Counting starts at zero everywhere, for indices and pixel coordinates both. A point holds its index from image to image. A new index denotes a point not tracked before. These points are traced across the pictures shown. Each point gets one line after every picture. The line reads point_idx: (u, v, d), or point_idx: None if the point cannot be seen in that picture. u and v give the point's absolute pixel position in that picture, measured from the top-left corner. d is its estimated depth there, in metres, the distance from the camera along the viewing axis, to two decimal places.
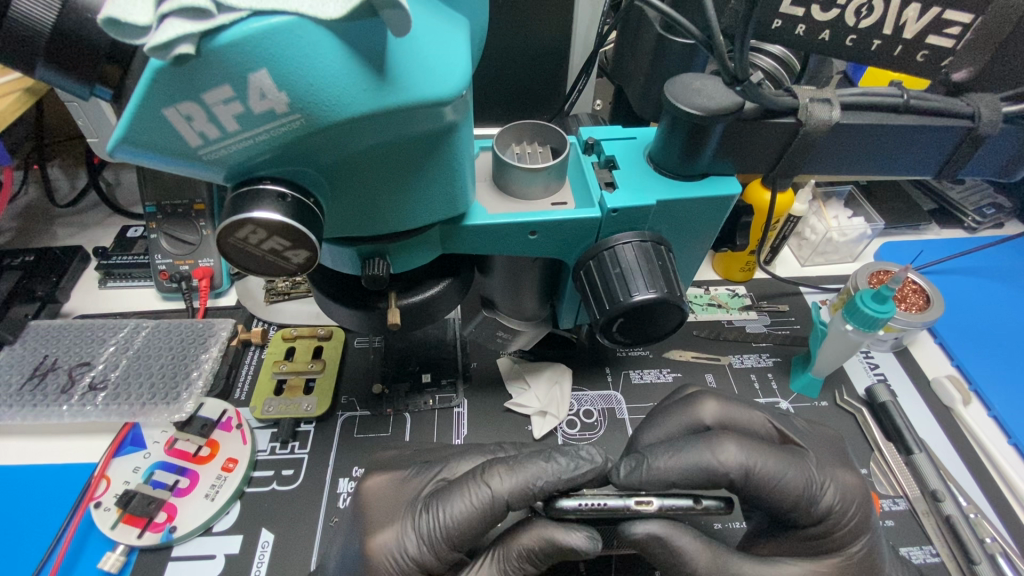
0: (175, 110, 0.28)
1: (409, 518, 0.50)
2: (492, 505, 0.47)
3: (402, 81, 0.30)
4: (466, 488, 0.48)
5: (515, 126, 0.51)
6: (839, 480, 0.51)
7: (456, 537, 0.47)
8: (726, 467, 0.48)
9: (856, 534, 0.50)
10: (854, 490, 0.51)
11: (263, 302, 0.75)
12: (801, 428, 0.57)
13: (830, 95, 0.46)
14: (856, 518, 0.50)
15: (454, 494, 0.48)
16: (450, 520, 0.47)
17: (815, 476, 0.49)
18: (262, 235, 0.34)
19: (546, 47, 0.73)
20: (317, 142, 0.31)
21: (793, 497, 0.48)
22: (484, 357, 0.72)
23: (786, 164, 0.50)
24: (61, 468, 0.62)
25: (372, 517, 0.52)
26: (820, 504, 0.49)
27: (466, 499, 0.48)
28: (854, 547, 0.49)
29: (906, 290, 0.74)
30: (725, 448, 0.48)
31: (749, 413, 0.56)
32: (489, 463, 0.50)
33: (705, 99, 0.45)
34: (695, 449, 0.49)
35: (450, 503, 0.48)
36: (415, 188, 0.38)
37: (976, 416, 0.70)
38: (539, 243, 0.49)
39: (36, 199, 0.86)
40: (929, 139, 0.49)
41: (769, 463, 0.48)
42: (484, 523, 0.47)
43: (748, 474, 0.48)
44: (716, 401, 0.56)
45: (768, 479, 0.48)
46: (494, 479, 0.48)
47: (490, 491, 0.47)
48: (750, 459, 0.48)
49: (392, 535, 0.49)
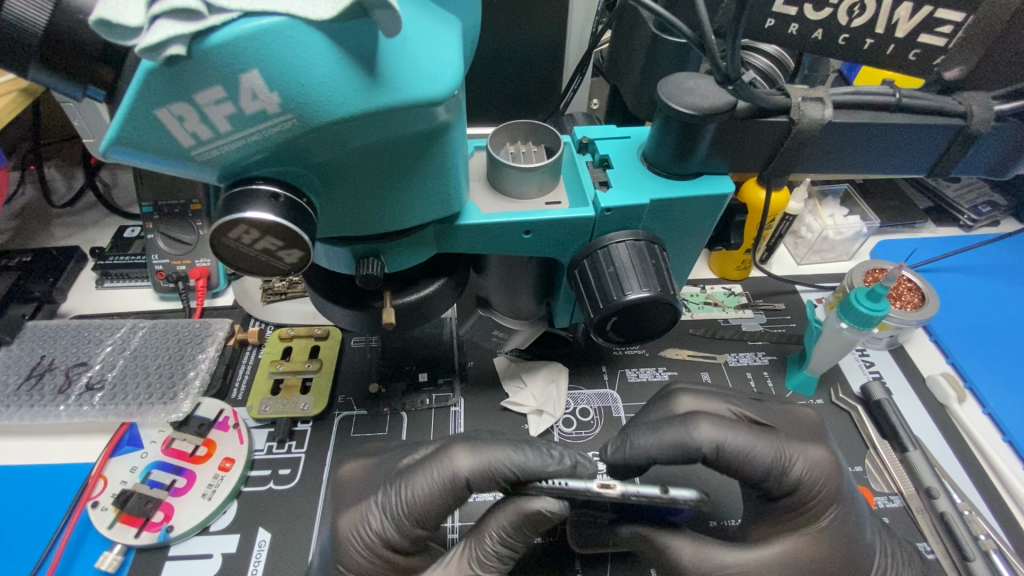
0: (167, 110, 0.29)
1: (374, 499, 0.50)
2: (454, 482, 0.48)
3: (394, 82, 0.30)
4: (429, 465, 0.49)
5: (510, 125, 0.51)
6: (809, 452, 0.50)
7: (420, 514, 0.48)
8: (696, 442, 0.49)
9: (828, 502, 0.49)
10: (822, 465, 0.50)
11: (260, 302, 0.75)
12: (768, 406, 0.57)
13: (822, 94, 0.47)
14: (827, 487, 0.49)
15: (418, 471, 0.49)
16: (413, 496, 0.48)
17: (784, 448, 0.50)
18: (255, 235, 0.34)
19: (542, 46, 0.73)
20: (311, 142, 0.31)
21: (763, 468, 0.49)
22: (481, 356, 0.72)
23: (781, 162, 0.50)
24: (59, 468, 0.62)
25: (346, 496, 0.53)
26: (792, 474, 0.49)
27: (428, 475, 0.48)
28: (824, 519, 0.49)
29: (901, 288, 0.74)
30: (698, 425, 0.49)
31: (720, 400, 0.56)
32: (454, 441, 0.51)
33: (698, 98, 0.45)
34: (670, 427, 0.50)
35: (413, 480, 0.48)
36: (409, 187, 0.38)
37: (971, 413, 0.70)
38: (533, 242, 0.49)
39: (33, 200, 0.86)
40: (922, 137, 0.49)
41: (739, 438, 0.49)
42: (446, 500, 0.48)
43: (719, 450, 0.48)
44: (691, 395, 0.56)
45: (738, 454, 0.48)
46: (457, 455, 0.48)
47: (452, 468, 0.48)
48: (720, 435, 0.49)
49: (356, 516, 0.50)
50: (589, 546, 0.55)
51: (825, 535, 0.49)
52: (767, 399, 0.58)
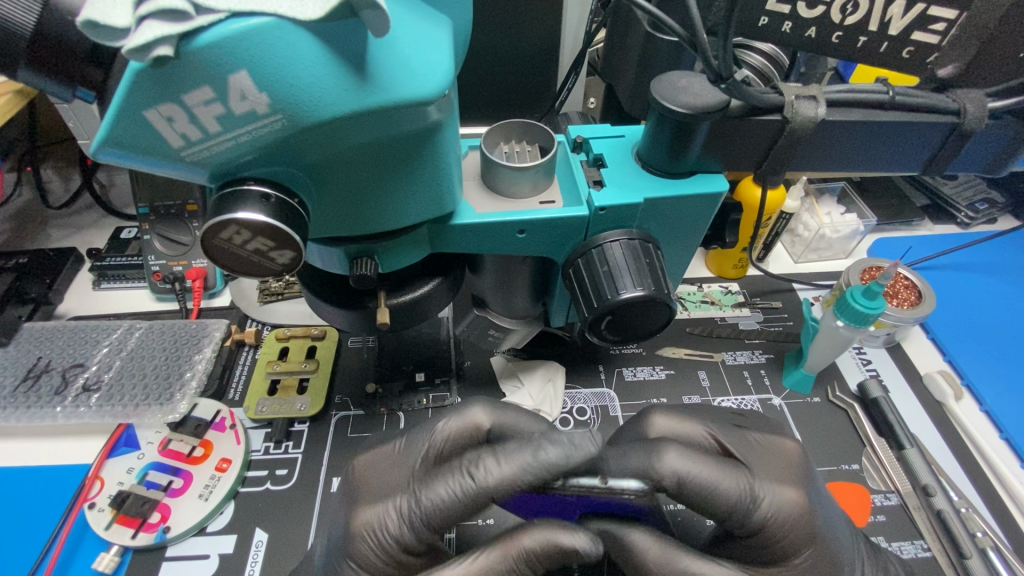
0: (156, 111, 0.28)
1: (394, 500, 0.49)
2: (477, 494, 0.45)
3: (383, 81, 0.30)
4: (451, 475, 0.47)
5: (504, 125, 0.51)
6: (778, 491, 0.49)
7: (439, 520, 0.46)
8: (661, 475, 0.47)
9: (800, 543, 0.49)
10: (792, 509, 0.49)
11: (257, 302, 0.75)
12: (749, 437, 0.54)
13: (815, 92, 0.47)
14: (796, 530, 0.48)
15: (442, 479, 0.47)
16: (433, 506, 0.47)
17: (750, 486, 0.48)
18: (246, 236, 0.34)
19: (538, 45, 0.73)
20: (300, 142, 0.31)
21: (728, 506, 0.48)
22: (478, 356, 0.72)
23: (774, 160, 0.50)
24: (56, 469, 0.62)
25: (365, 494, 0.52)
26: (757, 513, 0.48)
27: (449, 486, 0.47)
28: (796, 559, 0.49)
29: (897, 285, 0.74)
30: (665, 456, 0.48)
31: (695, 423, 0.55)
32: (483, 448, 0.48)
33: (691, 97, 0.46)
34: (636, 454, 0.49)
35: (436, 487, 0.47)
36: (401, 187, 0.38)
37: (968, 411, 0.70)
38: (528, 241, 0.49)
39: (30, 201, 0.86)
40: (916, 135, 0.49)
41: (705, 472, 0.48)
42: (468, 509, 0.46)
43: (683, 482, 0.47)
44: (667, 416, 0.56)
45: (703, 488, 0.47)
46: (485, 464, 0.46)
47: (475, 482, 0.46)
48: (687, 468, 0.48)
49: (375, 515, 0.49)
50: None
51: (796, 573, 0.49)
52: (749, 427, 0.57)
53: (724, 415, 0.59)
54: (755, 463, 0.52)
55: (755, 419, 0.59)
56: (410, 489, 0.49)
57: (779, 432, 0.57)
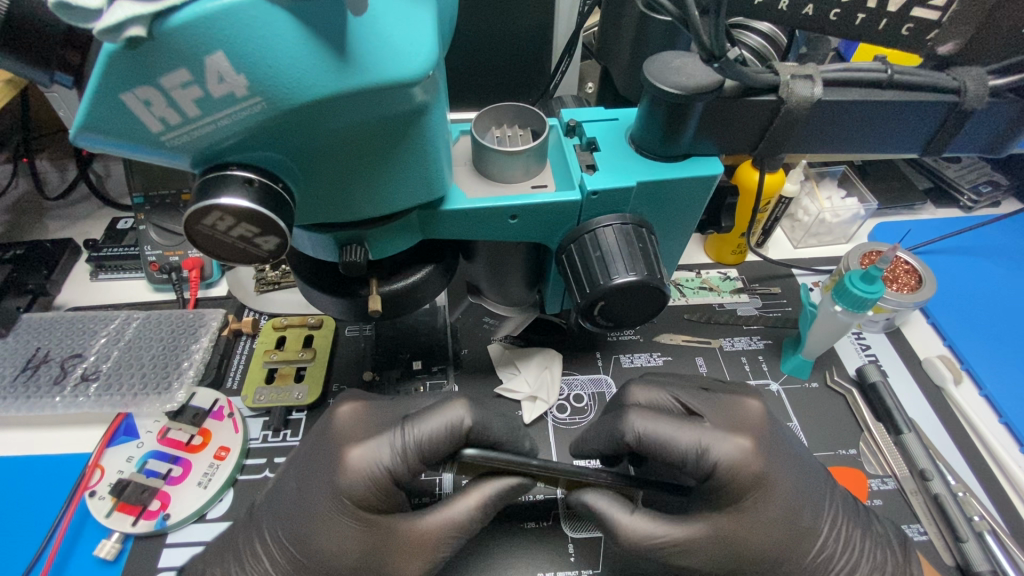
0: (133, 94, 0.28)
1: (381, 437, 0.50)
2: (457, 430, 0.50)
3: (363, 60, 0.29)
4: (437, 413, 0.50)
5: (495, 109, 0.50)
6: (729, 439, 0.49)
7: (427, 455, 0.49)
8: (621, 431, 0.51)
9: (748, 489, 0.48)
10: (743, 455, 0.48)
11: (253, 291, 0.75)
12: (714, 397, 0.54)
13: (811, 71, 0.45)
14: (745, 476, 0.48)
15: (422, 418, 0.50)
16: (421, 439, 0.49)
17: (701, 437, 0.49)
18: (230, 222, 0.34)
19: (532, 29, 0.72)
20: (284, 126, 0.31)
21: (680, 457, 0.49)
22: (475, 344, 0.72)
23: (771, 141, 0.49)
24: (58, 458, 0.63)
25: (347, 434, 0.51)
26: (710, 462, 0.48)
27: (434, 422, 0.50)
28: (747, 501, 0.48)
29: (898, 270, 0.73)
30: (628, 416, 0.51)
31: (662, 388, 0.56)
32: (455, 394, 0.53)
33: (684, 77, 0.44)
34: (607, 420, 0.53)
35: (421, 424, 0.50)
36: (389, 171, 0.38)
37: (968, 395, 0.69)
38: (520, 227, 0.49)
39: (26, 192, 0.86)
40: (917, 114, 0.48)
41: (661, 426, 0.50)
42: (451, 445, 0.50)
43: (641, 439, 0.50)
44: (641, 385, 0.57)
45: (657, 441, 0.50)
46: (461, 406, 0.51)
47: (455, 417, 0.50)
48: (643, 424, 0.50)
49: (365, 450, 0.49)
50: (576, 528, 0.56)
51: (746, 515, 0.48)
52: (717, 390, 0.56)
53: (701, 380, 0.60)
54: (708, 416, 0.52)
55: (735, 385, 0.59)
56: (395, 426, 0.51)
57: (749, 393, 0.55)
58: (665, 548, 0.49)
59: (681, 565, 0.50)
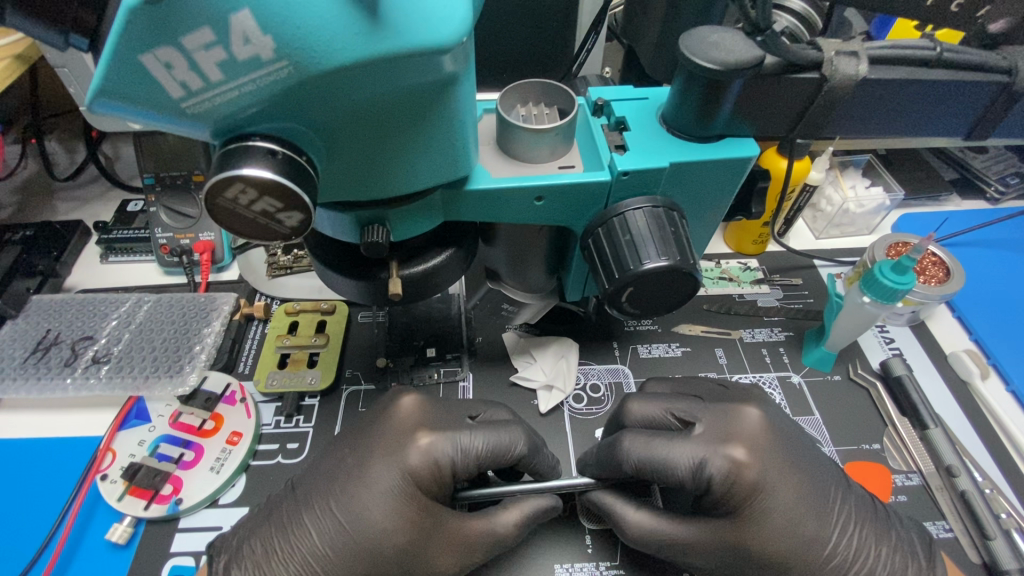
0: (153, 56, 0.27)
1: (450, 433, 0.50)
2: (510, 449, 0.51)
3: (393, 23, 0.28)
4: (507, 429, 0.52)
5: (521, 86, 0.48)
6: (719, 451, 0.48)
7: (487, 462, 0.50)
8: (617, 462, 0.50)
9: (743, 498, 0.47)
10: (739, 467, 0.47)
11: (265, 276, 0.74)
12: (710, 404, 0.52)
13: (856, 48, 0.44)
14: (737, 490, 0.47)
15: (484, 430, 0.51)
16: (483, 451, 0.50)
17: (694, 455, 0.48)
18: (252, 195, 0.32)
19: (553, 8, 0.70)
20: (310, 95, 0.29)
21: (675, 480, 0.48)
22: (490, 332, 0.71)
23: (809, 122, 0.47)
24: (69, 441, 0.62)
25: (405, 424, 0.50)
26: (708, 480, 0.47)
27: (494, 437, 0.51)
28: (748, 510, 0.47)
29: (925, 262, 0.71)
30: (622, 444, 0.50)
31: (657, 403, 0.55)
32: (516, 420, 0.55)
33: (723, 52, 0.41)
34: (603, 446, 0.52)
35: (484, 434, 0.51)
36: (414, 146, 0.36)
37: (995, 391, 0.68)
38: (545, 210, 0.47)
39: (35, 173, 0.85)
40: (963, 96, 0.46)
41: (654, 449, 0.49)
42: (504, 458, 0.51)
43: (640, 467, 0.49)
44: (638, 400, 0.55)
45: (653, 463, 0.49)
46: (519, 433, 0.52)
47: (512, 439, 0.52)
48: (637, 450, 0.49)
49: (441, 439, 0.49)
50: (595, 521, 0.55)
51: (749, 530, 0.47)
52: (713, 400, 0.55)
53: (705, 387, 0.59)
54: (701, 423, 0.50)
55: (740, 392, 0.57)
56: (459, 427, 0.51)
57: (746, 401, 0.53)
58: (676, 555, 0.50)
59: (686, 562, 0.49)
